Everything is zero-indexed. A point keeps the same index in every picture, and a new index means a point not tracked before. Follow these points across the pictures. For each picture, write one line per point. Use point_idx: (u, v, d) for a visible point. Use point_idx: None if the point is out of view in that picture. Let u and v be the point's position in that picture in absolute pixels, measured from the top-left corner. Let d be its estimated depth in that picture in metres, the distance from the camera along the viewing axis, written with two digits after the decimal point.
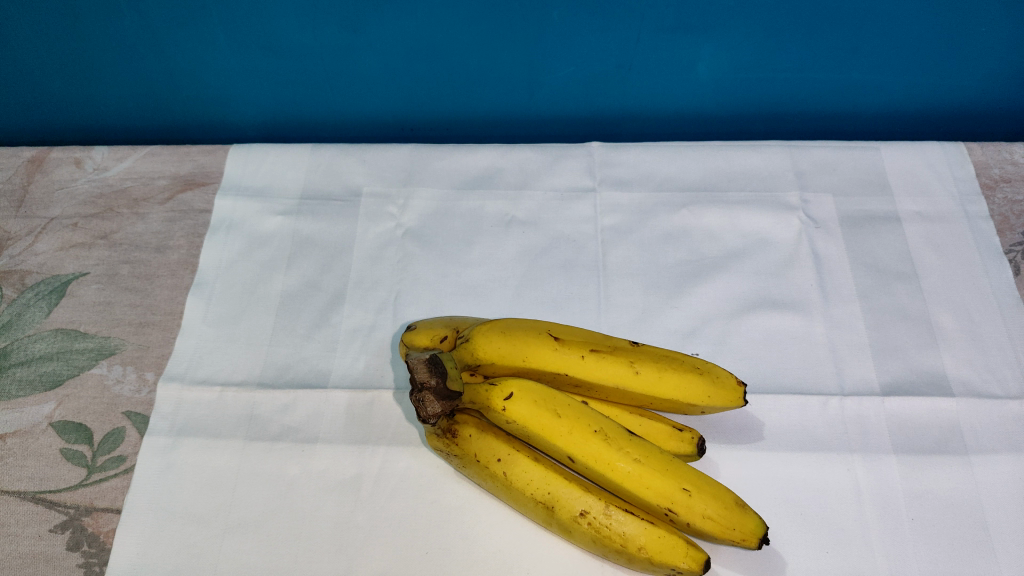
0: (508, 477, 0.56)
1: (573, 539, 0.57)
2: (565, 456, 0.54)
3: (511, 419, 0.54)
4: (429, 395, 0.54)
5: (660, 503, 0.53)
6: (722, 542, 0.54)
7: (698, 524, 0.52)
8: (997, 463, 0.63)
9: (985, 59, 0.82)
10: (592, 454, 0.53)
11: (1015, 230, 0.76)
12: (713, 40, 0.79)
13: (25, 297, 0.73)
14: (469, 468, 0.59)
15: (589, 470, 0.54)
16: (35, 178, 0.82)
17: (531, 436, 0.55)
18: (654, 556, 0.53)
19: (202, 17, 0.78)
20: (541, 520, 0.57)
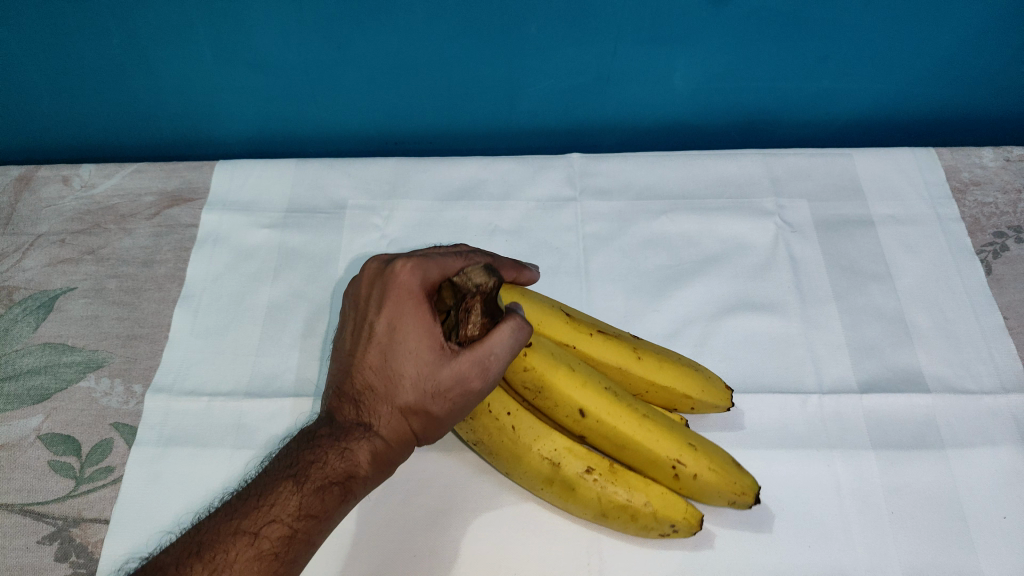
0: (519, 437, 0.55)
1: (569, 504, 0.58)
2: (575, 413, 0.54)
3: (527, 378, 0.54)
4: (478, 293, 0.52)
5: (669, 458, 0.54)
6: (715, 501, 0.57)
7: (701, 478, 0.55)
8: (973, 456, 0.65)
9: (950, 69, 0.84)
10: (606, 412, 0.54)
11: (986, 231, 0.79)
12: (686, 53, 0.82)
13: (12, 313, 0.74)
14: (469, 435, 0.57)
15: (600, 427, 0.54)
16: (22, 196, 0.83)
17: (544, 393, 0.54)
18: (657, 513, 0.56)
19: (189, 35, 0.79)
20: (539, 487, 0.58)
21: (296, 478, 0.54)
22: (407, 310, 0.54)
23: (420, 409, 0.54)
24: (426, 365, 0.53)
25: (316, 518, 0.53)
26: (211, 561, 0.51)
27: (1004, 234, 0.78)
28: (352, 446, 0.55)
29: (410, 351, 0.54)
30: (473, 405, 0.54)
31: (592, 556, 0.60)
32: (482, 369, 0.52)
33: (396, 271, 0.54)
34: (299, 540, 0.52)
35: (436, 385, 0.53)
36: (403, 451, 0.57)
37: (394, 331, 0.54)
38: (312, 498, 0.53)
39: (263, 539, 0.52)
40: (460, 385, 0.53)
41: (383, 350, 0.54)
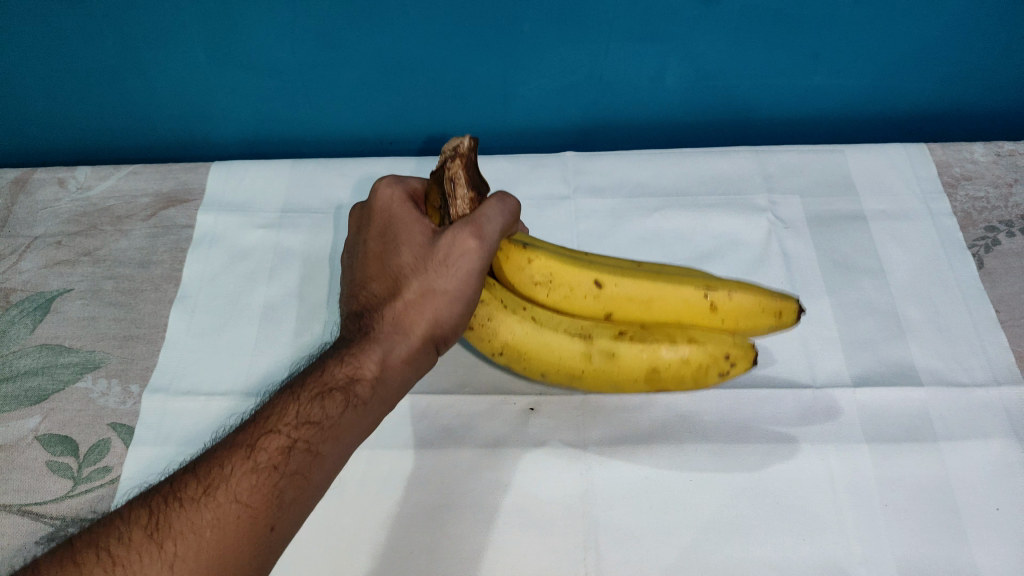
0: (542, 328, 0.60)
1: (617, 380, 0.61)
2: (587, 284, 0.59)
3: (535, 273, 0.59)
4: (456, 160, 0.57)
5: (697, 291, 0.59)
6: (760, 325, 0.61)
7: (735, 297, 0.59)
8: (966, 449, 0.65)
9: (941, 65, 0.85)
10: (621, 276, 0.59)
11: (977, 225, 0.79)
12: (679, 51, 0.82)
13: (10, 314, 0.74)
14: (494, 346, 0.62)
15: (618, 286, 0.59)
16: (19, 199, 0.83)
17: (552, 274, 0.59)
18: (706, 348, 0.59)
19: (183, 37, 0.80)
20: (580, 372, 0.61)
21: (298, 389, 0.55)
22: (396, 215, 0.60)
23: (422, 295, 0.57)
24: (420, 251, 0.58)
25: (318, 423, 0.53)
26: (208, 471, 0.51)
27: (995, 228, 0.79)
28: (357, 351, 0.56)
29: (402, 246, 0.59)
30: (474, 279, 0.57)
31: (588, 551, 0.60)
32: (472, 230, 0.56)
33: (378, 194, 0.62)
34: (301, 448, 0.52)
35: (431, 263, 0.57)
36: (414, 364, 0.57)
37: (387, 236, 0.60)
38: (315, 404, 0.54)
39: (262, 448, 0.51)
40: (453, 253, 0.56)
41: (381, 256, 0.59)
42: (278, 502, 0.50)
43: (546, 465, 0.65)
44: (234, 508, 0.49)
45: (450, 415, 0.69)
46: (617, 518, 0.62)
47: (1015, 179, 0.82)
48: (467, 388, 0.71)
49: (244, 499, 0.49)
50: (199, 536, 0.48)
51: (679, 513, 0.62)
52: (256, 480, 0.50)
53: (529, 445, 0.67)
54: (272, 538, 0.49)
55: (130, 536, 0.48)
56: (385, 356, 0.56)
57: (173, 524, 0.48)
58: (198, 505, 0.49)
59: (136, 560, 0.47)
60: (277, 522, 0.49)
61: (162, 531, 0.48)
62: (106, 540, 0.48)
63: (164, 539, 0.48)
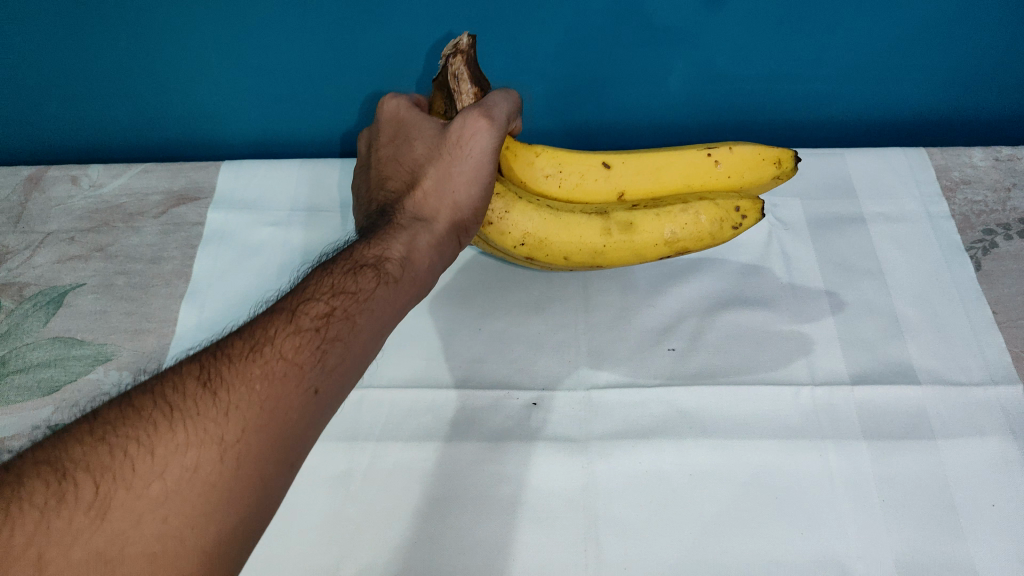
0: (559, 213, 0.63)
1: (637, 250, 0.64)
2: (597, 163, 0.66)
3: (545, 165, 0.66)
4: (457, 55, 0.60)
5: (700, 152, 0.66)
6: (764, 178, 0.67)
7: (735, 147, 0.66)
8: (963, 446, 0.66)
9: (941, 72, 0.86)
10: (627, 157, 0.66)
11: (975, 228, 0.80)
12: (681, 55, 0.83)
13: (23, 308, 0.75)
14: (514, 240, 0.63)
15: (624, 163, 0.66)
16: (32, 196, 0.85)
17: (562, 159, 0.66)
18: (718, 202, 0.64)
19: (196, 38, 0.81)
20: (602, 245, 0.63)
21: (331, 266, 0.55)
22: (404, 122, 0.64)
23: (441, 179, 0.60)
24: (433, 144, 0.61)
25: (354, 293, 0.53)
26: (253, 334, 0.49)
27: (993, 231, 0.80)
28: (385, 234, 0.57)
29: (415, 141, 0.62)
30: (489, 159, 0.60)
31: (590, 542, 0.61)
32: (481, 112, 0.60)
33: (383, 108, 0.66)
34: (341, 313, 0.51)
35: (445, 148, 0.60)
36: (440, 247, 0.59)
37: (397, 141, 0.64)
38: (347, 276, 0.54)
39: (303, 311, 0.51)
40: (466, 134, 0.60)
41: (395, 159, 0.63)
42: (323, 365, 0.48)
43: (549, 458, 0.66)
44: (282, 364, 0.47)
45: (455, 409, 0.70)
46: (619, 511, 0.63)
47: (1013, 183, 0.84)
48: (472, 383, 0.72)
49: (292, 357, 0.47)
50: (253, 387, 0.45)
51: (679, 505, 0.63)
52: (300, 339, 0.49)
53: (532, 439, 0.68)
54: (317, 402, 0.47)
55: (183, 385, 0.45)
56: (412, 238, 0.58)
57: (226, 374, 0.46)
58: (247, 358, 0.47)
59: (191, 405, 0.44)
60: (322, 385, 0.48)
61: (215, 381, 0.45)
62: (153, 391, 0.45)
63: (216, 388, 0.45)
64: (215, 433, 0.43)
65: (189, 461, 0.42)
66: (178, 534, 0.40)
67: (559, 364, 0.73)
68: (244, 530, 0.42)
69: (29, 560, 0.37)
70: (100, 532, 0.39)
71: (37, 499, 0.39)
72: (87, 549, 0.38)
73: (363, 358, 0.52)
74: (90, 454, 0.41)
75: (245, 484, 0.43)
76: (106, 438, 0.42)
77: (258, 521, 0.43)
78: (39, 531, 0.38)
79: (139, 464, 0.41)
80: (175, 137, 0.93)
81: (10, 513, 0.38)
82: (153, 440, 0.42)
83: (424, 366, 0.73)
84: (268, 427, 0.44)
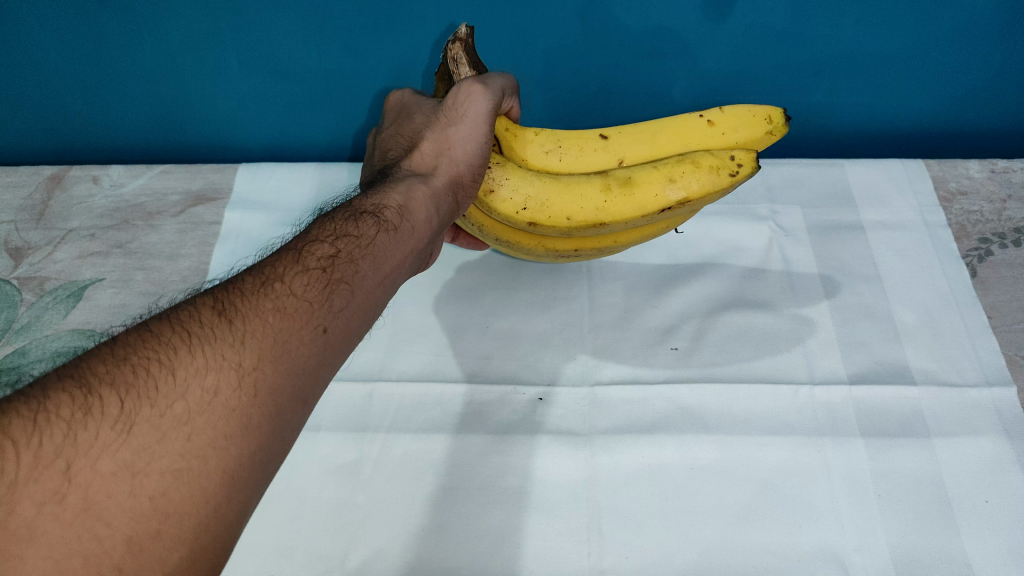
0: (558, 178, 0.62)
1: (639, 207, 0.60)
2: (595, 137, 0.66)
3: (544, 142, 0.66)
4: (456, 40, 0.63)
5: (693, 116, 0.65)
6: (758, 135, 0.63)
7: (727, 108, 0.64)
8: (957, 445, 0.67)
9: (937, 86, 0.88)
10: (622, 129, 0.66)
11: (972, 237, 0.83)
12: (685, 66, 0.86)
13: (44, 301, 0.77)
14: (515, 206, 0.62)
15: (622, 134, 0.66)
16: (54, 194, 0.88)
17: (560, 137, 0.66)
18: (712, 151, 0.60)
19: (217, 44, 0.84)
20: (604, 202, 0.60)
21: (333, 216, 0.56)
22: (408, 104, 0.68)
23: (440, 143, 0.62)
24: (433, 115, 0.64)
25: (356, 238, 0.54)
26: (263, 273, 0.49)
27: (989, 240, 0.82)
28: (387, 189, 0.59)
29: (416, 116, 0.65)
30: (486, 120, 0.61)
31: (593, 532, 0.63)
32: (476, 80, 0.62)
33: (390, 99, 0.70)
34: (344, 257, 0.52)
35: (443, 114, 0.63)
36: (438, 200, 0.60)
37: (400, 120, 0.67)
38: (350, 223, 0.55)
39: (308, 254, 0.51)
40: (462, 98, 0.62)
41: (397, 134, 0.66)
42: (331, 303, 0.49)
43: (554, 450, 0.68)
44: (294, 300, 0.47)
45: (462, 402, 0.72)
46: (621, 502, 0.65)
47: (1009, 195, 0.86)
48: (480, 377, 0.74)
49: (302, 293, 0.48)
50: (266, 319, 0.46)
51: (680, 499, 0.65)
52: (309, 278, 0.49)
53: (537, 431, 0.70)
54: (326, 340, 0.48)
55: (199, 314, 0.45)
56: (408, 189, 0.59)
57: (241, 307, 0.46)
58: (259, 293, 0.47)
59: (209, 332, 0.44)
60: (330, 325, 0.48)
61: (230, 311, 0.45)
62: (169, 320, 0.45)
63: (233, 316, 0.45)
64: (233, 358, 0.43)
65: (209, 384, 0.42)
66: (203, 453, 0.40)
67: (564, 360, 0.75)
68: (261, 457, 0.42)
69: (57, 471, 0.37)
70: (126, 444, 0.38)
71: (64, 411, 0.39)
72: (114, 461, 0.38)
73: (369, 304, 0.52)
74: (113, 372, 0.41)
75: (264, 410, 0.43)
76: (128, 359, 0.42)
77: (273, 451, 0.43)
78: (67, 443, 0.38)
79: (162, 383, 0.41)
80: (194, 140, 0.96)
81: (37, 423, 0.38)
82: (174, 361, 0.42)
83: (434, 361, 0.75)
84: (282, 359, 0.45)
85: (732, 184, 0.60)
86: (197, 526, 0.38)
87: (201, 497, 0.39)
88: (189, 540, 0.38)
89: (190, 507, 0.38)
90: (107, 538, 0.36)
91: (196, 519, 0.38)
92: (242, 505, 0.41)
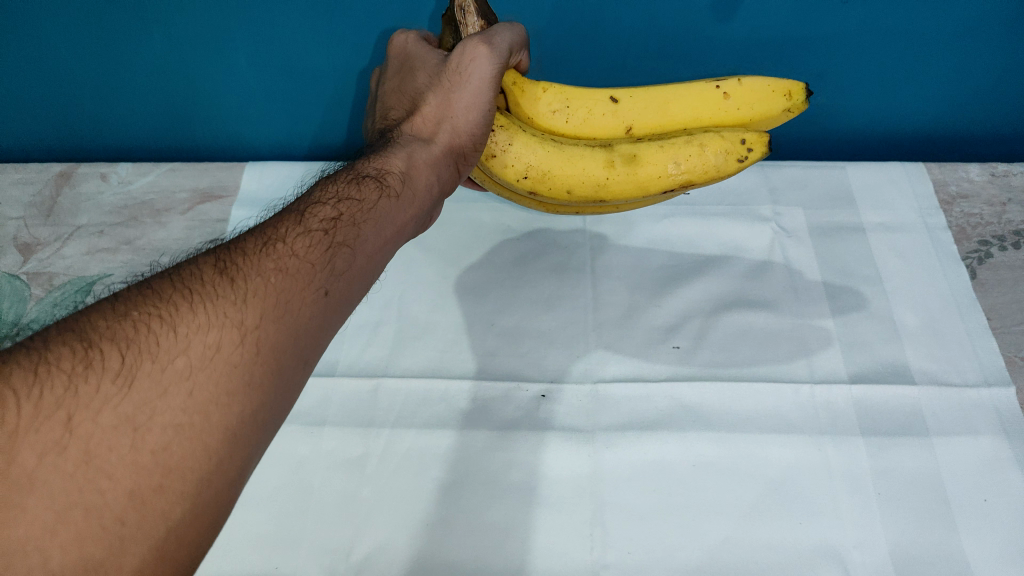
0: (562, 147, 0.61)
1: (641, 185, 0.62)
2: (606, 97, 0.65)
3: (552, 100, 0.64)
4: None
5: (710, 85, 0.64)
6: (772, 113, 0.64)
7: (745, 81, 0.64)
8: (957, 444, 0.68)
9: (938, 90, 0.90)
10: (634, 92, 0.65)
11: (972, 239, 0.83)
12: (689, 68, 0.87)
13: (53, 296, 0.78)
14: (517, 173, 0.62)
15: (636, 96, 0.65)
16: (63, 191, 0.89)
17: (570, 94, 0.65)
18: (724, 134, 0.61)
19: (227, 43, 0.85)
20: (606, 178, 0.61)
21: (334, 179, 0.57)
22: (410, 51, 0.66)
23: (442, 106, 0.62)
24: (435, 72, 0.63)
25: (358, 201, 0.55)
26: (264, 234, 0.50)
27: (989, 242, 0.83)
28: (387, 154, 0.60)
29: (417, 72, 0.64)
30: (489, 85, 0.60)
31: (596, 527, 0.64)
32: (482, 39, 0.60)
33: (392, 43, 0.68)
34: (345, 220, 0.53)
35: (446, 75, 0.61)
36: (438, 168, 0.61)
37: (401, 72, 0.66)
38: (350, 186, 0.56)
39: (311, 216, 0.52)
40: (466, 61, 0.60)
41: (399, 90, 0.66)
42: (333, 266, 0.49)
43: (557, 446, 0.69)
44: (295, 261, 0.48)
45: (467, 398, 0.72)
46: (623, 498, 0.65)
47: (1009, 198, 0.87)
48: (484, 374, 0.74)
49: (304, 255, 0.49)
50: (268, 279, 0.46)
51: (682, 495, 0.66)
52: (310, 240, 0.50)
53: (541, 427, 0.70)
54: (328, 302, 0.48)
55: (201, 273, 0.46)
56: (409, 155, 0.60)
57: (243, 267, 0.46)
58: (261, 254, 0.48)
59: (211, 290, 0.44)
60: (331, 287, 0.49)
61: (232, 270, 0.46)
62: (171, 278, 0.45)
63: (235, 275, 0.46)
64: (235, 316, 0.44)
65: (211, 341, 0.42)
66: (205, 409, 0.40)
67: (568, 358, 0.76)
68: (263, 414, 0.43)
69: (59, 423, 0.37)
70: (128, 398, 0.39)
71: (65, 364, 0.39)
72: (115, 415, 0.38)
73: (369, 267, 0.53)
74: (114, 327, 0.41)
75: (266, 368, 0.43)
76: (128, 315, 0.42)
77: (274, 409, 0.44)
78: (68, 395, 0.38)
79: (163, 338, 0.41)
80: (202, 138, 0.97)
81: (38, 375, 0.38)
82: (176, 317, 0.42)
83: (438, 358, 0.75)
84: (283, 319, 0.45)
85: (738, 169, 0.62)
86: (200, 481, 0.39)
87: (203, 452, 0.39)
88: (190, 496, 0.38)
89: (192, 463, 0.39)
90: (108, 490, 0.37)
91: (199, 475, 0.39)
92: (244, 461, 0.41)
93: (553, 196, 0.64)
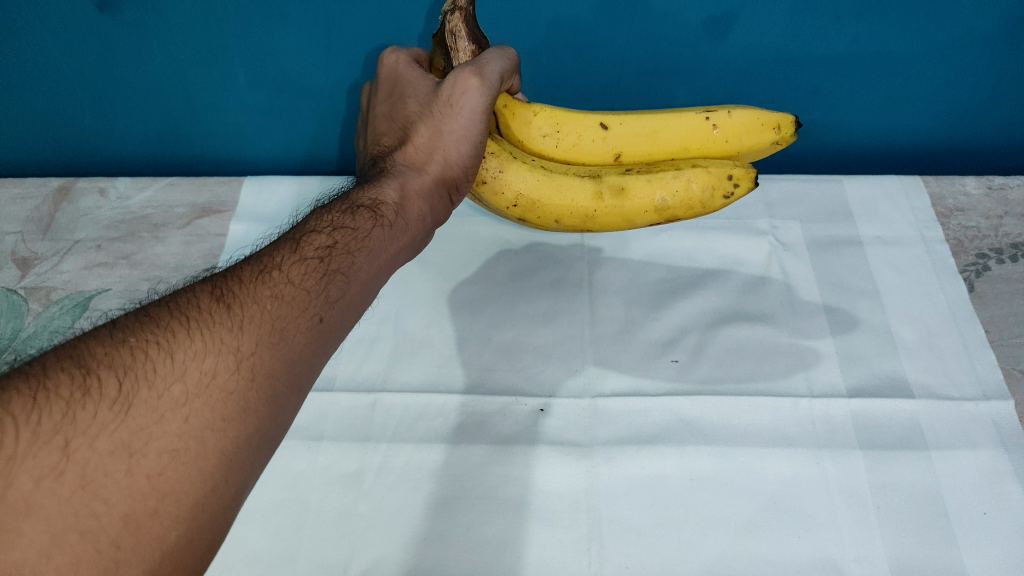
0: (552, 174, 0.62)
1: (627, 215, 0.63)
2: (596, 123, 0.64)
3: (543, 124, 0.65)
4: (456, 12, 0.60)
5: (699, 116, 0.64)
6: (761, 143, 0.64)
7: (735, 113, 0.63)
8: (955, 457, 0.68)
9: (933, 105, 0.90)
10: (624, 118, 0.65)
11: (969, 252, 0.84)
12: (685, 84, 0.88)
13: (50, 311, 0.78)
14: (507, 200, 0.63)
15: (626, 122, 0.65)
16: (61, 207, 0.89)
17: (560, 119, 0.65)
18: (710, 167, 0.61)
19: (226, 59, 0.85)
20: (593, 209, 0.62)
21: (330, 208, 0.57)
22: (403, 74, 0.66)
23: (433, 135, 0.61)
24: (427, 100, 0.62)
25: (352, 230, 0.55)
26: (259, 262, 0.50)
27: (986, 255, 0.83)
28: (380, 182, 0.60)
29: (408, 98, 0.64)
30: (479, 116, 0.60)
31: (594, 542, 0.63)
32: (473, 69, 0.60)
33: (384, 62, 0.68)
34: (340, 249, 0.53)
35: (437, 105, 0.61)
36: (429, 198, 0.61)
37: (393, 96, 0.66)
38: (344, 215, 0.56)
39: (306, 245, 0.52)
40: (456, 92, 0.60)
41: (392, 114, 0.65)
42: (327, 293, 0.49)
43: (554, 460, 0.69)
44: (291, 287, 0.48)
45: (465, 413, 0.72)
46: (621, 513, 0.65)
47: (1005, 212, 0.87)
48: (482, 388, 0.74)
49: (299, 282, 0.49)
50: (264, 305, 0.46)
51: (680, 509, 0.65)
52: (305, 267, 0.50)
53: (539, 442, 0.70)
54: (323, 328, 0.48)
55: (197, 300, 0.46)
56: (402, 184, 0.60)
57: (239, 293, 0.47)
58: (257, 281, 0.48)
59: (207, 317, 0.45)
60: (325, 314, 0.49)
61: (229, 297, 0.46)
62: (168, 306, 0.45)
63: (231, 302, 0.46)
64: (231, 343, 0.44)
65: (207, 368, 0.42)
66: (200, 434, 0.40)
67: (566, 372, 0.76)
68: (259, 440, 0.43)
69: (56, 448, 0.37)
70: (124, 425, 0.39)
71: (63, 391, 0.39)
72: (112, 441, 0.38)
73: (363, 296, 0.53)
74: (111, 354, 0.41)
75: (261, 394, 0.43)
76: (126, 341, 0.42)
77: (269, 435, 0.44)
78: (65, 421, 0.38)
79: (160, 366, 0.41)
80: (200, 154, 0.97)
81: (36, 401, 0.38)
82: (173, 344, 0.42)
83: (436, 372, 0.75)
84: (278, 345, 0.45)
85: (725, 203, 0.62)
86: (195, 506, 0.39)
87: (198, 477, 0.39)
88: (186, 520, 0.38)
89: (187, 487, 0.39)
90: (104, 514, 0.36)
91: (194, 499, 0.39)
92: (239, 487, 0.41)
93: (543, 221, 0.65)
